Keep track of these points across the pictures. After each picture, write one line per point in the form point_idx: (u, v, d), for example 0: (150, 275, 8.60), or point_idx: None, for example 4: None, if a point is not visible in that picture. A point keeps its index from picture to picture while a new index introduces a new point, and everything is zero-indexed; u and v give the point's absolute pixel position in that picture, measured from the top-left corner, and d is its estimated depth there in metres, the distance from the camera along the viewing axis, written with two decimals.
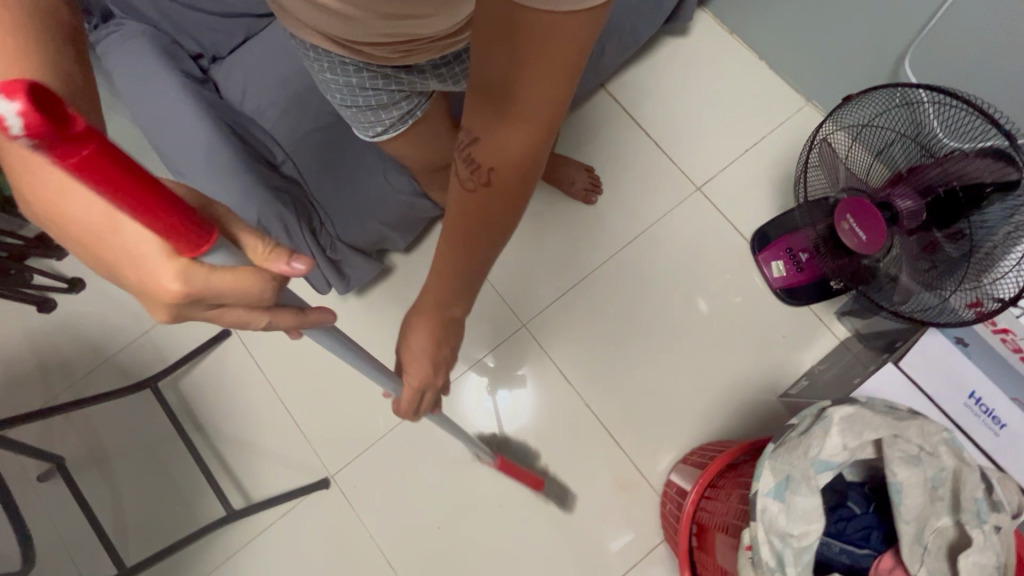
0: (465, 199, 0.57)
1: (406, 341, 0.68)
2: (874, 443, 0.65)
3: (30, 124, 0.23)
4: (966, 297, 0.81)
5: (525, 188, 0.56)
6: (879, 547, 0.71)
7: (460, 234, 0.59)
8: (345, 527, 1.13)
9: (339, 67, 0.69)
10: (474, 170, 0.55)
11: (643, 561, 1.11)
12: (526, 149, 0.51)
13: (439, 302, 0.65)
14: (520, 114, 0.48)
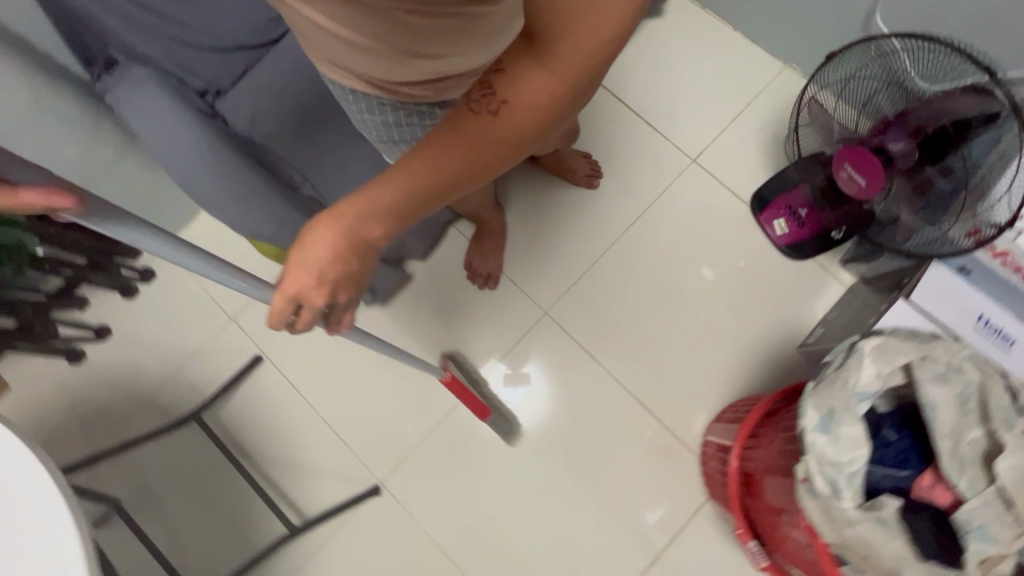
0: (462, 125, 0.54)
1: (305, 244, 0.59)
2: (901, 370, 0.69)
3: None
4: (966, 226, 0.86)
5: (525, 139, 0.55)
6: (919, 467, 0.76)
7: (436, 159, 0.55)
8: (401, 530, 1.16)
9: (376, 106, 0.74)
10: (485, 96, 0.53)
11: (692, 520, 1.15)
12: (545, 94, 0.52)
13: (367, 217, 0.58)
14: (558, 57, 0.49)
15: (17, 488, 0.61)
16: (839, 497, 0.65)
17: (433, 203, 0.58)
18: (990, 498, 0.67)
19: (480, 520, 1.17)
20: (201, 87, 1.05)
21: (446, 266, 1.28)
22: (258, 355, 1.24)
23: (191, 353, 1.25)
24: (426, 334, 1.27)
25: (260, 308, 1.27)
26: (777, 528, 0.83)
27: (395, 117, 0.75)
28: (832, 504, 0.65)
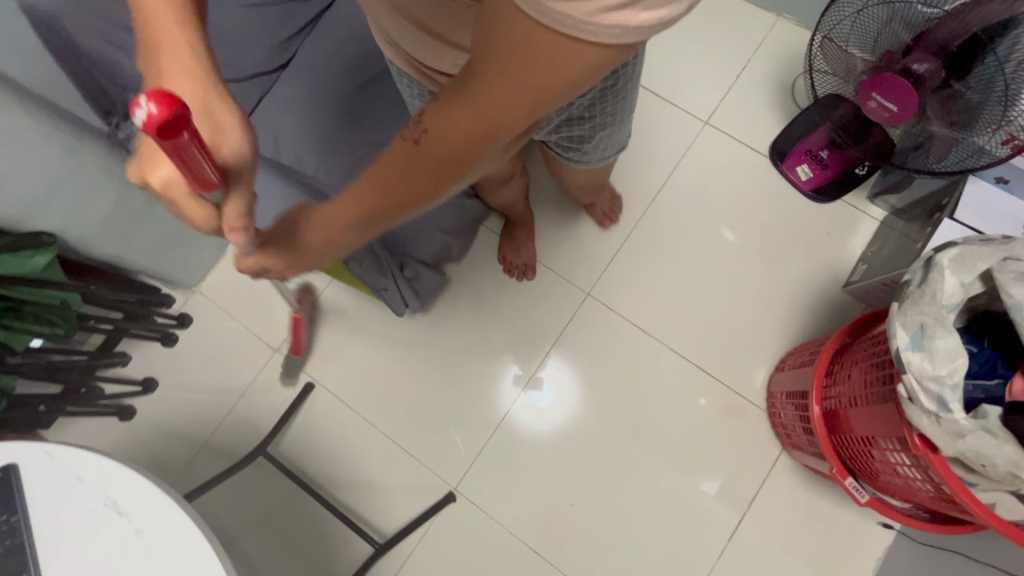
0: (395, 147, 0.50)
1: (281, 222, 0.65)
2: (982, 277, 0.69)
3: (149, 120, 0.37)
4: (1000, 137, 0.90)
5: (451, 175, 0.49)
6: (1008, 374, 0.77)
7: (374, 177, 0.53)
8: (485, 531, 1.16)
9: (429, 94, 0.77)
10: (417, 121, 0.48)
11: (772, 474, 1.15)
12: (463, 135, 0.44)
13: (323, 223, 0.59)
14: (472, 100, 0.40)
15: (131, 508, 0.58)
16: (947, 412, 0.65)
17: (371, 220, 0.57)
18: None
19: (560, 509, 1.16)
20: None
21: (481, 264, 1.28)
22: (310, 382, 1.23)
23: (242, 391, 1.24)
24: (472, 334, 1.25)
25: (304, 334, 1.27)
26: (872, 459, 0.83)
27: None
28: (941, 419, 0.65)
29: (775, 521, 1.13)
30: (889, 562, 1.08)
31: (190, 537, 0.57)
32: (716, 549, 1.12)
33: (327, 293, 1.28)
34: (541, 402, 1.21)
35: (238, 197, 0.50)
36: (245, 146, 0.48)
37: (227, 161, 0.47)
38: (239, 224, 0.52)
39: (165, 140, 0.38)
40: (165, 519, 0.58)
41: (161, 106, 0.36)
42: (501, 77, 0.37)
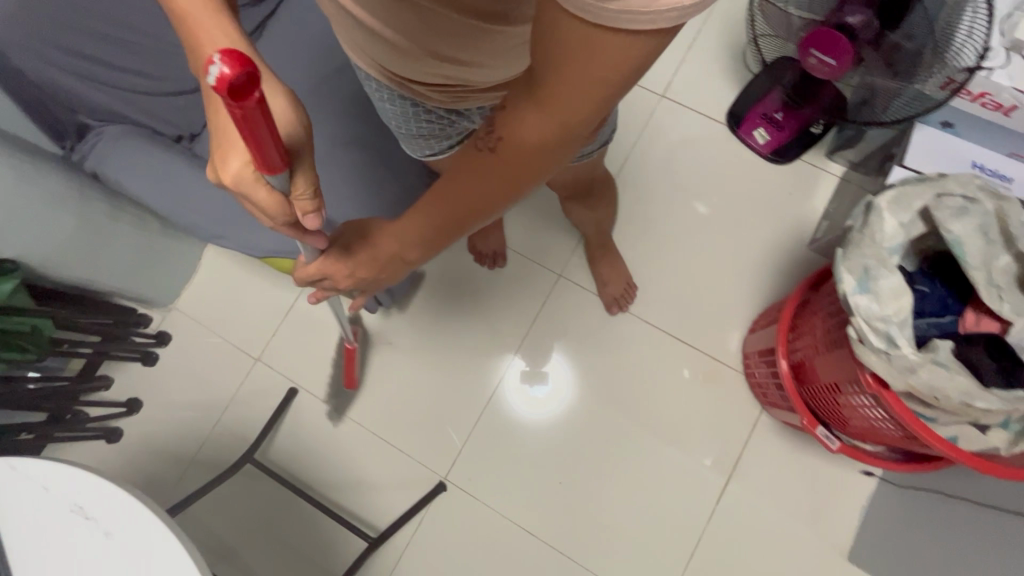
0: (468, 160, 0.54)
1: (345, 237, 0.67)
2: (920, 216, 0.71)
3: (222, 80, 0.31)
4: (940, 81, 0.90)
5: (527, 175, 0.53)
6: (960, 309, 0.79)
7: (450, 188, 0.57)
8: (478, 517, 1.17)
9: (398, 98, 0.77)
10: (488, 131, 0.52)
11: (754, 434, 1.17)
12: (540, 136, 0.48)
13: (400, 242, 0.63)
14: (547, 103, 0.44)
15: (100, 513, 0.59)
16: (896, 348, 0.67)
17: (450, 231, 0.61)
18: None
19: (551, 488, 1.18)
20: (177, 133, 1.11)
21: (453, 256, 1.29)
22: (292, 387, 1.24)
23: (227, 402, 1.25)
24: (449, 326, 1.26)
25: (283, 341, 1.28)
26: (841, 408, 0.85)
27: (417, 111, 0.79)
28: (892, 356, 0.67)
29: (761, 480, 1.14)
30: (874, 508, 1.10)
31: (159, 534, 0.58)
32: (706, 512, 1.14)
33: (303, 298, 1.29)
34: (539, 395, 1.22)
35: (304, 176, 0.47)
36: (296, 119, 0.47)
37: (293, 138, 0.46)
38: (308, 205, 0.48)
39: (235, 105, 0.33)
40: (131, 521, 0.59)
41: (233, 64, 0.31)
42: (572, 76, 0.40)
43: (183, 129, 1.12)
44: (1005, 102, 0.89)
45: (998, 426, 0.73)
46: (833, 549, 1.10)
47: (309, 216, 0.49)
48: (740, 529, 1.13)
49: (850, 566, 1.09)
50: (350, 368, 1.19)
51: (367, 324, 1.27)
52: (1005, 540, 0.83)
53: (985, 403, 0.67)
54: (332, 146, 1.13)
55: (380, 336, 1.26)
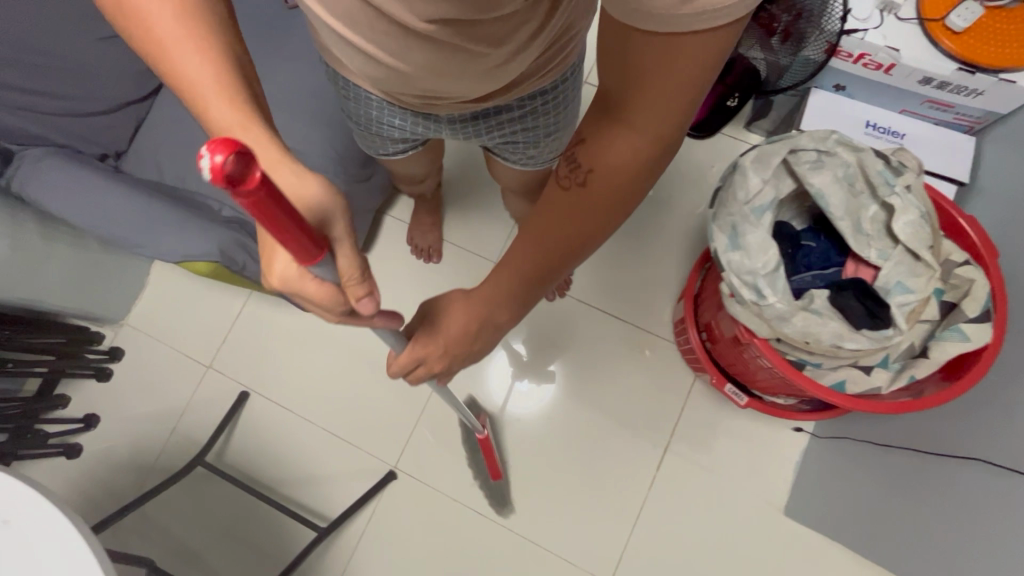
0: (556, 199, 0.55)
1: (440, 316, 0.63)
2: (786, 171, 0.76)
3: (219, 172, 0.27)
4: (822, 46, 0.96)
5: (622, 200, 0.53)
6: (841, 260, 0.82)
7: (537, 231, 0.56)
8: (429, 502, 1.20)
9: (361, 97, 0.80)
10: (573, 169, 0.54)
11: (689, 401, 1.20)
12: (633, 154, 0.50)
13: (495, 302, 0.60)
14: (636, 119, 0.47)
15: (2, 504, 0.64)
16: (764, 299, 0.71)
17: (546, 278, 0.59)
18: (900, 259, 0.74)
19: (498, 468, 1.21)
20: (102, 152, 1.16)
21: (390, 250, 1.32)
22: (243, 391, 1.27)
23: (181, 411, 1.29)
24: None
25: (233, 347, 1.31)
26: (745, 363, 0.89)
27: (380, 109, 0.81)
28: (761, 306, 0.71)
29: (698, 444, 1.18)
30: (805, 461, 1.15)
31: (56, 522, 0.64)
32: (648, 479, 1.18)
33: (250, 305, 1.33)
34: (528, 390, 1.23)
35: (349, 258, 0.44)
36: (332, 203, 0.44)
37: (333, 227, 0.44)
38: (361, 288, 0.45)
39: (238, 194, 0.29)
40: (31, 511, 0.64)
41: (228, 150, 0.27)
42: (665, 87, 0.43)
43: (107, 148, 1.16)
44: (884, 61, 0.94)
45: (880, 365, 0.75)
46: (769, 504, 1.14)
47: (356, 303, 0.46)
48: (680, 492, 1.16)
49: (785, 519, 1.13)
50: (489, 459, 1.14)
51: (485, 406, 1.24)
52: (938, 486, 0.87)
53: (853, 344, 0.71)
54: None
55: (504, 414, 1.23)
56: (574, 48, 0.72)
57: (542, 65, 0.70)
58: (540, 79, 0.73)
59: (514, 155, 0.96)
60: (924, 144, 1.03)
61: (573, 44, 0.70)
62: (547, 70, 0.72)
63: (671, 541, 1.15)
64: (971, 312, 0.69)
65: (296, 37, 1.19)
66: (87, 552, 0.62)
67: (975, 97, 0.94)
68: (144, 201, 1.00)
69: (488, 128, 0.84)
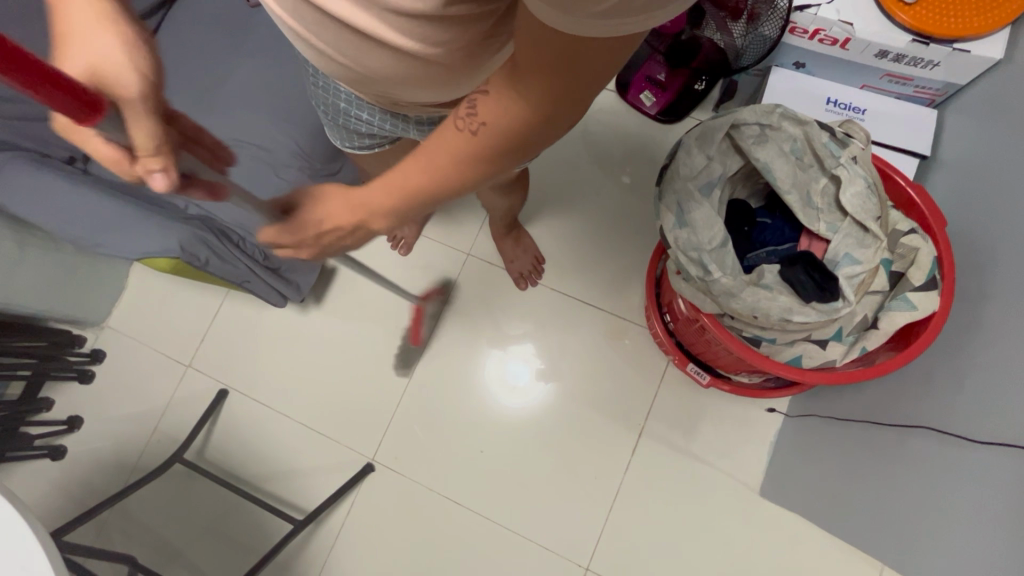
0: (446, 140, 0.49)
1: (316, 206, 0.60)
2: (732, 147, 0.78)
3: None
4: (778, 23, 0.95)
5: (510, 157, 0.50)
6: (796, 236, 0.82)
7: (420, 162, 0.51)
8: (406, 493, 1.21)
9: (331, 90, 0.76)
10: (469, 114, 0.47)
11: (663, 384, 1.20)
12: (529, 116, 0.44)
13: (371, 215, 0.57)
14: (537, 92, 0.42)
15: None
16: (710, 274, 0.71)
17: (430, 206, 0.55)
18: (849, 231, 0.75)
19: (473, 458, 1.21)
20: (68, 155, 1.19)
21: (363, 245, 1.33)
22: (221, 389, 1.29)
23: (162, 411, 1.30)
24: (366, 314, 1.30)
25: (211, 346, 1.33)
26: (705, 343, 0.89)
27: (349, 102, 0.75)
28: (707, 282, 0.71)
29: (672, 427, 1.18)
30: (779, 442, 1.14)
31: (13, 527, 0.66)
32: (624, 465, 1.17)
33: (227, 304, 1.34)
34: (518, 381, 1.23)
35: (144, 130, 0.47)
36: (131, 51, 0.47)
37: (129, 83, 0.46)
38: (153, 162, 0.48)
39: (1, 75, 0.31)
40: None
41: None
42: (577, 70, 0.39)
43: (73, 151, 1.20)
44: (838, 36, 0.95)
45: (834, 339, 0.74)
46: (745, 487, 1.14)
47: (151, 172, 0.49)
48: (656, 475, 1.16)
49: (761, 500, 1.13)
50: (415, 325, 1.25)
51: (482, 417, 1.23)
52: (911, 465, 0.87)
53: (802, 317, 0.71)
54: None
55: (502, 426, 1.22)
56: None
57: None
58: None
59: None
60: (887, 118, 1.02)
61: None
62: None
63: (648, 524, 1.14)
64: (917, 280, 0.71)
65: (255, 35, 1.20)
66: (36, 543, 0.66)
67: (933, 68, 0.94)
68: (109, 202, 1.01)
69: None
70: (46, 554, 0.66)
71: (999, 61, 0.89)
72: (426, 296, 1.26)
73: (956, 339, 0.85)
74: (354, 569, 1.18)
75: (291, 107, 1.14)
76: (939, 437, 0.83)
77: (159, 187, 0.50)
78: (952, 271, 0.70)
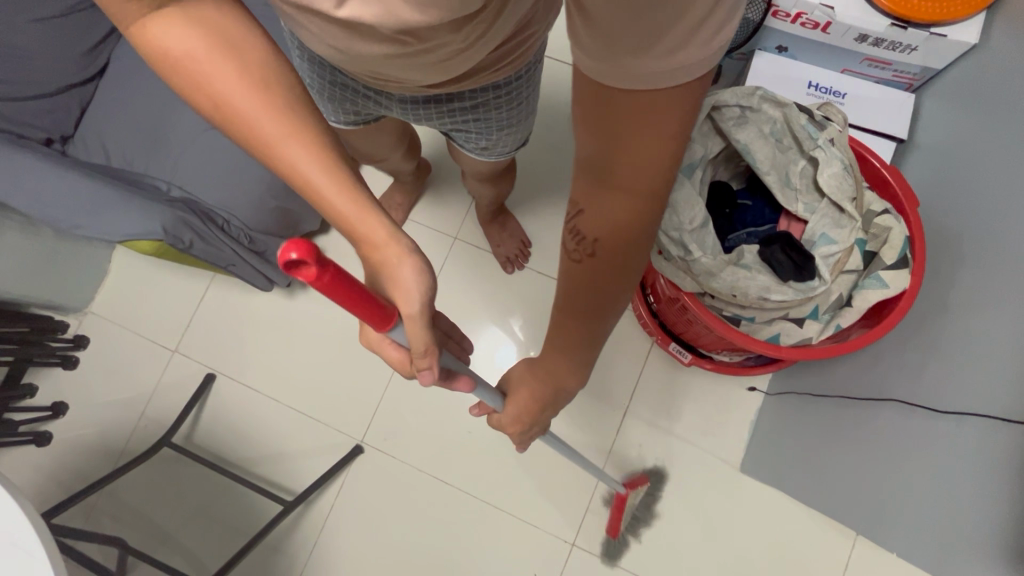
0: (572, 274, 0.51)
1: (510, 391, 0.64)
2: (712, 129, 0.80)
3: (287, 261, 0.32)
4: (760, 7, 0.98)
5: (636, 261, 0.50)
6: (774, 217, 0.84)
7: (564, 304, 0.54)
8: (396, 474, 1.23)
9: (316, 66, 0.73)
10: (577, 241, 0.50)
11: (648, 364, 1.22)
12: (630, 213, 0.46)
13: (558, 372, 0.58)
14: (622, 181, 0.44)
15: None
16: (690, 254, 0.74)
17: (595, 336, 0.55)
18: (826, 212, 0.77)
19: (461, 439, 1.23)
20: (46, 137, 1.17)
21: None
22: (209, 372, 1.29)
23: (148, 396, 1.30)
24: None
25: (197, 330, 1.32)
26: (687, 324, 0.91)
27: (333, 78, 0.73)
28: (689, 262, 0.74)
29: (656, 408, 1.20)
30: (759, 420, 1.17)
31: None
32: (610, 443, 1.20)
33: (213, 289, 1.34)
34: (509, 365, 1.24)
35: (419, 337, 0.47)
36: (409, 265, 0.46)
37: (411, 302, 0.46)
38: (423, 364, 0.48)
39: (311, 282, 0.35)
40: None
41: (303, 253, 0.32)
42: (648, 147, 0.42)
43: (51, 132, 1.18)
44: (820, 20, 0.96)
45: (810, 317, 0.76)
46: (726, 463, 1.17)
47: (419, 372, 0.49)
48: (640, 453, 1.19)
49: (741, 476, 1.16)
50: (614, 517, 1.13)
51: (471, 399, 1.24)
52: (885, 438, 0.91)
53: (780, 296, 0.73)
54: (198, 131, 1.14)
55: None
56: (534, 45, 0.62)
57: (501, 58, 0.59)
58: (497, 73, 0.62)
59: (467, 143, 0.85)
60: (866, 102, 1.04)
61: (536, 37, 0.60)
62: (503, 65, 0.61)
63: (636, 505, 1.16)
64: (889, 259, 0.73)
65: None
66: (24, 519, 0.66)
67: (910, 53, 0.95)
68: (90, 184, 1.00)
69: (440, 114, 0.73)
70: (32, 526, 0.66)
71: (973, 47, 0.91)
72: (633, 484, 1.13)
73: (926, 316, 0.88)
74: (345, 548, 1.20)
75: None
76: (908, 410, 0.86)
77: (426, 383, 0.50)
78: (922, 249, 0.73)
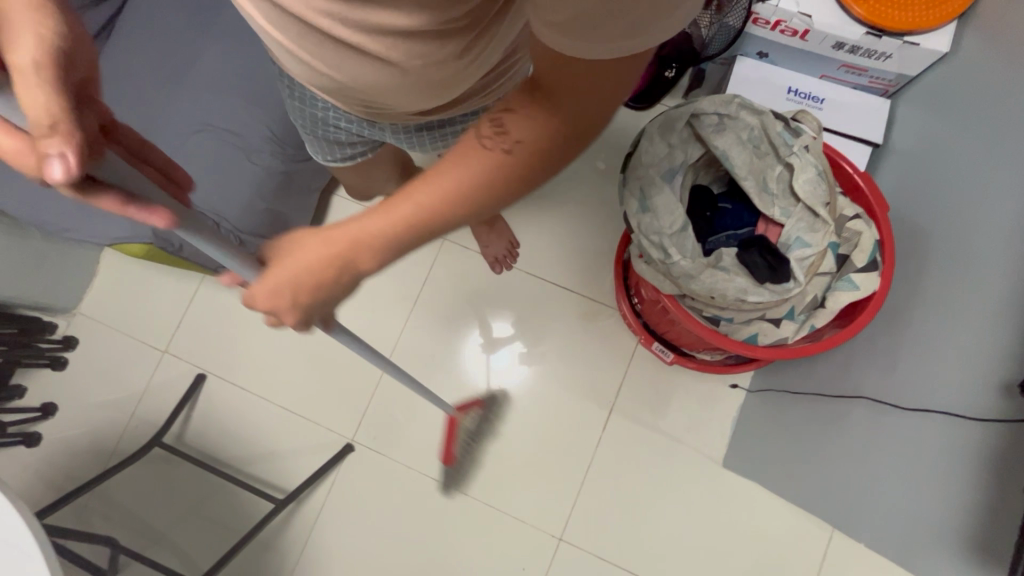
0: (465, 156, 0.45)
1: (276, 264, 0.53)
2: (692, 136, 0.82)
3: None
4: (741, 14, 1.01)
5: (537, 183, 0.47)
6: (753, 221, 0.86)
7: (433, 182, 0.46)
8: (386, 472, 1.24)
9: (307, 99, 0.74)
10: (496, 130, 0.44)
11: (633, 362, 1.25)
12: (552, 138, 0.43)
13: (361, 248, 0.49)
14: (559, 103, 0.42)
15: None
16: (670, 257, 0.76)
17: (428, 236, 0.49)
18: (801, 216, 0.80)
19: None
20: None
21: None
22: (199, 372, 1.29)
23: (139, 396, 1.31)
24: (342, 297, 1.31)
25: (187, 331, 1.33)
26: (668, 324, 0.94)
27: (325, 112, 0.74)
28: (668, 264, 0.76)
29: (640, 406, 1.23)
30: (742, 415, 1.18)
31: None
32: (596, 439, 1.22)
33: (202, 290, 1.34)
34: (498, 364, 1.26)
35: (35, 96, 0.39)
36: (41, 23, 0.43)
37: (24, 48, 0.42)
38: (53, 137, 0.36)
39: None
40: None
41: None
42: (595, 86, 0.40)
43: None
44: (798, 27, 0.99)
45: (786, 317, 0.79)
46: (709, 458, 1.19)
47: (45, 154, 0.36)
48: (625, 449, 1.22)
49: (725, 471, 1.18)
50: (447, 444, 1.19)
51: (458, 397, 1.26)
52: (861, 434, 0.94)
53: (756, 296, 0.76)
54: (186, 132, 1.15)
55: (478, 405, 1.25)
56: (523, 68, 0.64)
57: (490, 82, 0.61)
58: (488, 96, 0.64)
59: None
60: (844, 107, 1.06)
61: (523, 61, 0.62)
62: (494, 88, 0.63)
63: (486, 420, 1.22)
64: (860, 260, 0.76)
65: (222, 17, 1.18)
66: (19, 521, 0.67)
67: (885, 60, 0.98)
68: None
69: (434, 138, 0.74)
70: (27, 528, 0.67)
71: (944, 55, 0.94)
72: (463, 408, 1.19)
73: (898, 315, 0.91)
74: (336, 545, 1.22)
75: (261, 90, 1.13)
76: (883, 407, 0.89)
77: (53, 174, 0.36)
78: (891, 252, 0.76)
